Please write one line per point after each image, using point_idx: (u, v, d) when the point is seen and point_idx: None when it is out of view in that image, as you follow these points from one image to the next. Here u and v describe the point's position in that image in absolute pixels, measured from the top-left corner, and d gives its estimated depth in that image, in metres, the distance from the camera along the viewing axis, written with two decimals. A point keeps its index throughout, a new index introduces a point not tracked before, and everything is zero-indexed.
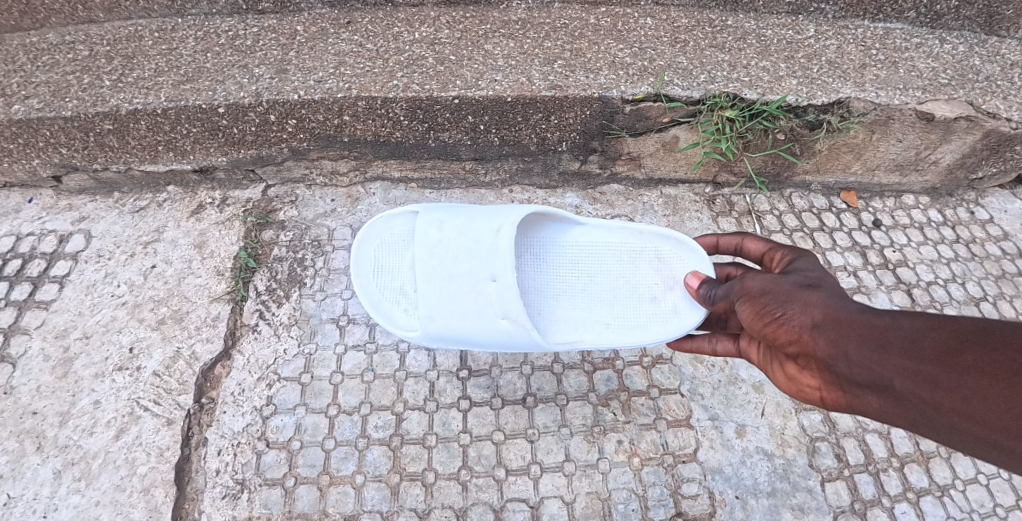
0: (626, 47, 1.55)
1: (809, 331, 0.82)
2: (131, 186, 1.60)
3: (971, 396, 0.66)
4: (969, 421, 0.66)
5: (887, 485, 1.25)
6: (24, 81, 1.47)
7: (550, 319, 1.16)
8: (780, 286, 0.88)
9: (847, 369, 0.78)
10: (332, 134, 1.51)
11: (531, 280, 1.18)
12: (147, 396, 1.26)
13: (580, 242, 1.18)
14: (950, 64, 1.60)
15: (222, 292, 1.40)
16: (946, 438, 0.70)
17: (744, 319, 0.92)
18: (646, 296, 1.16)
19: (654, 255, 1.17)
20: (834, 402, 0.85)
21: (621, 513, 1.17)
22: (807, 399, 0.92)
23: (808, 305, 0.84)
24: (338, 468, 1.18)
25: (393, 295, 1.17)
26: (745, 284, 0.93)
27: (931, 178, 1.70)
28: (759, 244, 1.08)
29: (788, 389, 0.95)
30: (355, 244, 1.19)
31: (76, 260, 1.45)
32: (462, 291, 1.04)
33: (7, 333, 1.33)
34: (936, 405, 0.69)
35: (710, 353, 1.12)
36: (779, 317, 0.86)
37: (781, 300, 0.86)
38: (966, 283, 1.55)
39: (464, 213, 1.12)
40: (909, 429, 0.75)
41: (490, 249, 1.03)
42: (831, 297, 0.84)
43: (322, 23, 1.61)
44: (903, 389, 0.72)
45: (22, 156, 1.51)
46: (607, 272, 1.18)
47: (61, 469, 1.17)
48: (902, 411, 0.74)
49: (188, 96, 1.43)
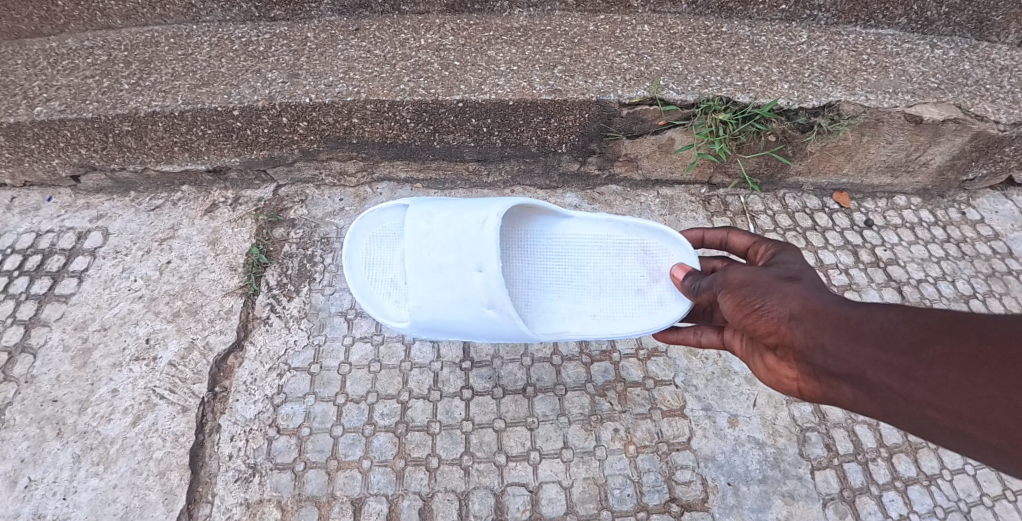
0: (623, 53, 1.61)
1: (787, 323, 0.86)
2: (146, 185, 1.66)
3: (939, 387, 0.69)
4: (936, 410, 0.70)
5: (876, 474, 1.28)
6: (46, 85, 1.54)
7: (539, 310, 1.20)
8: (761, 279, 0.93)
9: (823, 359, 0.82)
10: (342, 136, 1.57)
11: (519, 272, 1.23)
12: (163, 385, 1.30)
13: (567, 235, 1.23)
14: (939, 69, 1.65)
15: (235, 287, 1.45)
16: (915, 425, 0.74)
17: (727, 311, 0.97)
18: (631, 287, 1.21)
19: (640, 248, 1.22)
20: (810, 391, 0.90)
21: (617, 497, 1.21)
22: (784, 388, 0.96)
23: (787, 297, 0.87)
24: (346, 453, 1.23)
25: (384, 287, 1.22)
26: (728, 277, 0.97)
27: (922, 179, 1.75)
28: (744, 238, 1.14)
29: (766, 380, 1.00)
30: (348, 236, 1.23)
31: (95, 256, 1.51)
32: (450, 281, 1.09)
33: (28, 324, 1.39)
34: (905, 395, 0.73)
35: (694, 343, 1.16)
36: (760, 308, 0.90)
37: (761, 292, 0.91)
38: (956, 280, 1.59)
39: (452, 205, 1.16)
40: (882, 417, 0.79)
41: (478, 240, 1.07)
42: (809, 289, 0.88)
43: (332, 30, 1.68)
44: (875, 380, 0.76)
45: (43, 156, 1.58)
46: (593, 263, 1.22)
47: (81, 454, 1.21)
48: (874, 400, 0.78)
49: (204, 99, 1.50)
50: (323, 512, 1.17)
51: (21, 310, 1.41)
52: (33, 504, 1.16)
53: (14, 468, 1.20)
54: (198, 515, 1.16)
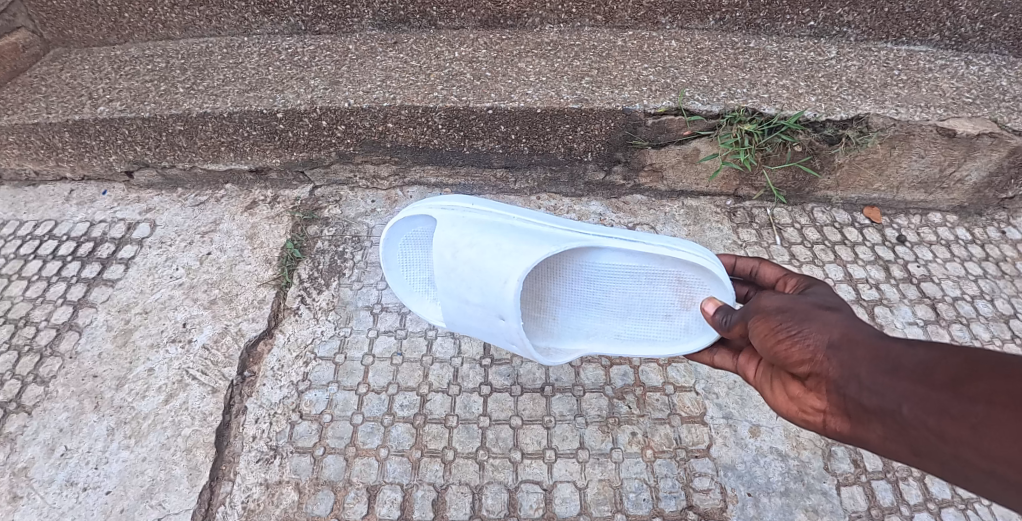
0: (650, 66, 1.65)
1: (824, 351, 0.80)
2: (193, 183, 1.76)
3: (978, 423, 0.62)
4: (971, 451, 0.62)
5: (906, 493, 1.21)
6: (110, 88, 1.68)
7: (565, 327, 1.21)
8: (799, 306, 0.87)
9: (856, 391, 0.76)
10: (377, 140, 1.65)
11: (546, 288, 1.20)
12: (196, 367, 1.36)
13: (598, 262, 1.14)
14: (974, 84, 1.64)
15: (269, 278, 1.52)
16: (952, 471, 0.66)
17: (756, 336, 0.90)
18: (659, 311, 1.18)
19: (675, 277, 1.12)
20: (838, 429, 0.82)
21: (632, 501, 1.19)
22: (807, 423, 0.89)
23: (826, 325, 0.82)
24: (365, 441, 1.25)
25: (421, 284, 1.25)
26: (762, 302, 0.91)
27: (958, 196, 1.71)
28: (775, 271, 1.13)
29: (787, 411, 0.93)
30: (381, 243, 1.19)
31: (141, 245, 1.60)
32: (477, 317, 1.09)
33: (77, 305, 1.48)
34: (941, 433, 0.65)
35: (709, 361, 1.17)
36: (795, 334, 0.84)
37: (799, 319, 0.85)
38: (994, 300, 1.53)
39: (477, 234, 1.07)
40: (917, 462, 0.71)
41: (498, 295, 1.03)
42: (851, 319, 0.82)
43: (372, 43, 1.77)
44: (911, 416, 0.69)
45: (102, 153, 1.70)
46: (622, 286, 1.17)
47: (114, 427, 1.27)
48: (908, 439, 0.70)
49: (251, 102, 1.59)
50: (338, 497, 1.18)
51: (71, 291, 1.51)
52: (67, 471, 1.21)
53: (54, 436, 1.26)
54: (219, 492, 1.19)
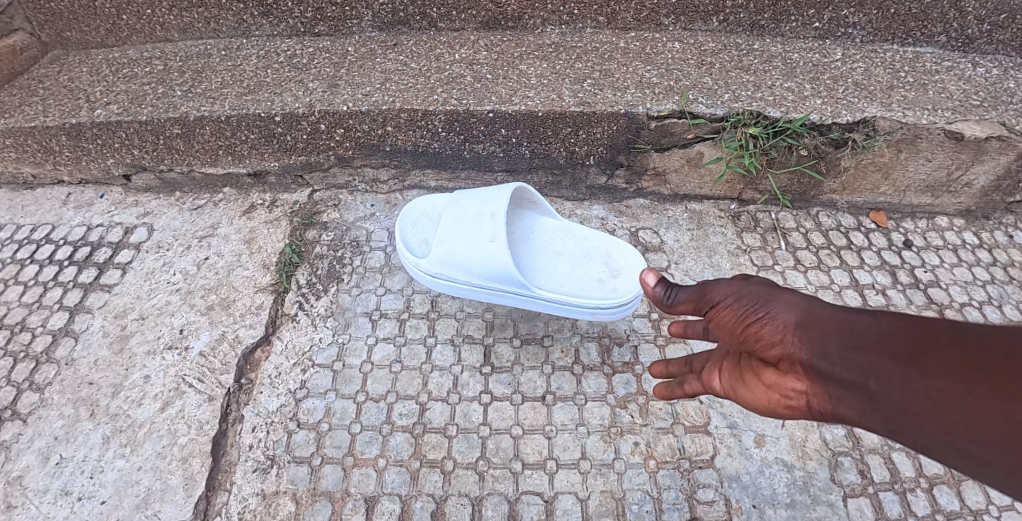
0: (653, 69, 1.63)
1: (792, 330, 0.80)
2: (191, 186, 1.75)
3: (951, 393, 0.62)
4: (946, 421, 0.62)
5: (914, 505, 1.19)
6: (107, 91, 1.66)
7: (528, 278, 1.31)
8: (763, 290, 0.89)
9: (825, 367, 0.75)
10: (376, 143, 1.62)
11: (510, 251, 1.36)
12: (192, 374, 1.34)
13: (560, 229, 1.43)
14: (982, 87, 1.61)
15: (267, 284, 1.50)
16: (927, 443, 0.65)
17: (723, 323, 0.91)
18: (600, 289, 1.33)
19: (605, 260, 1.39)
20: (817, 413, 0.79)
21: (635, 513, 1.16)
22: (788, 411, 0.84)
23: (789, 303, 0.83)
24: (363, 451, 1.23)
25: (420, 237, 1.38)
26: (720, 287, 0.93)
27: (965, 200, 1.68)
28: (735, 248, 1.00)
29: (766, 405, 0.87)
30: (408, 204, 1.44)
31: (139, 250, 1.59)
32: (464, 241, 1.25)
33: (73, 310, 1.46)
34: (913, 406, 0.65)
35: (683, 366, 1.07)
36: (762, 316, 0.85)
37: (764, 302, 0.86)
38: (1002, 306, 1.51)
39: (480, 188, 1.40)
40: (891, 437, 0.70)
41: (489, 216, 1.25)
42: (812, 300, 0.83)
43: (372, 45, 1.75)
44: (880, 389, 0.68)
45: (99, 156, 1.68)
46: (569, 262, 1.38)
47: (110, 435, 1.26)
48: (882, 413, 0.69)
49: (249, 105, 1.57)
50: (336, 507, 1.16)
51: (68, 297, 1.49)
52: (62, 480, 1.20)
53: (49, 445, 1.25)
54: (215, 502, 1.17)
